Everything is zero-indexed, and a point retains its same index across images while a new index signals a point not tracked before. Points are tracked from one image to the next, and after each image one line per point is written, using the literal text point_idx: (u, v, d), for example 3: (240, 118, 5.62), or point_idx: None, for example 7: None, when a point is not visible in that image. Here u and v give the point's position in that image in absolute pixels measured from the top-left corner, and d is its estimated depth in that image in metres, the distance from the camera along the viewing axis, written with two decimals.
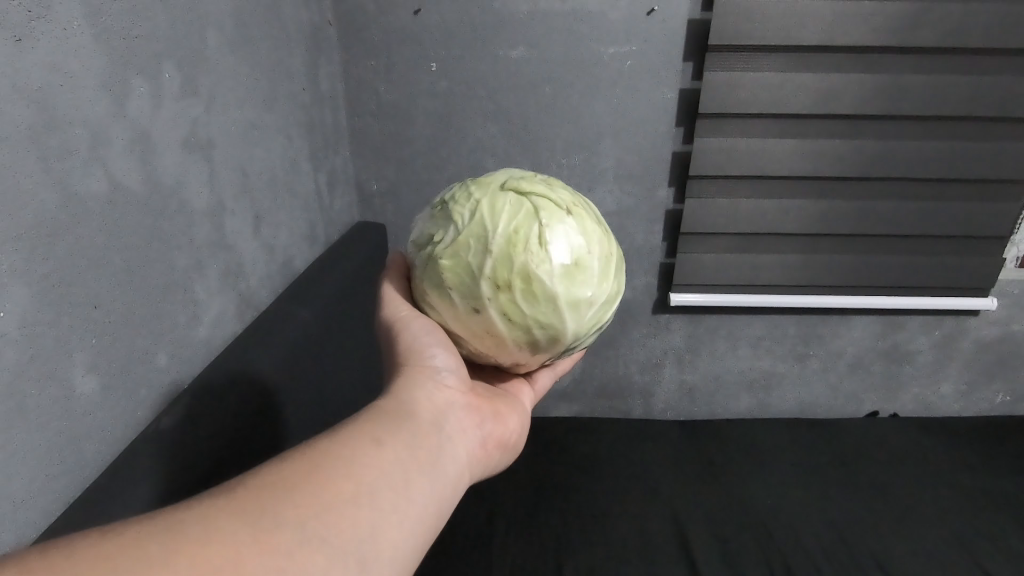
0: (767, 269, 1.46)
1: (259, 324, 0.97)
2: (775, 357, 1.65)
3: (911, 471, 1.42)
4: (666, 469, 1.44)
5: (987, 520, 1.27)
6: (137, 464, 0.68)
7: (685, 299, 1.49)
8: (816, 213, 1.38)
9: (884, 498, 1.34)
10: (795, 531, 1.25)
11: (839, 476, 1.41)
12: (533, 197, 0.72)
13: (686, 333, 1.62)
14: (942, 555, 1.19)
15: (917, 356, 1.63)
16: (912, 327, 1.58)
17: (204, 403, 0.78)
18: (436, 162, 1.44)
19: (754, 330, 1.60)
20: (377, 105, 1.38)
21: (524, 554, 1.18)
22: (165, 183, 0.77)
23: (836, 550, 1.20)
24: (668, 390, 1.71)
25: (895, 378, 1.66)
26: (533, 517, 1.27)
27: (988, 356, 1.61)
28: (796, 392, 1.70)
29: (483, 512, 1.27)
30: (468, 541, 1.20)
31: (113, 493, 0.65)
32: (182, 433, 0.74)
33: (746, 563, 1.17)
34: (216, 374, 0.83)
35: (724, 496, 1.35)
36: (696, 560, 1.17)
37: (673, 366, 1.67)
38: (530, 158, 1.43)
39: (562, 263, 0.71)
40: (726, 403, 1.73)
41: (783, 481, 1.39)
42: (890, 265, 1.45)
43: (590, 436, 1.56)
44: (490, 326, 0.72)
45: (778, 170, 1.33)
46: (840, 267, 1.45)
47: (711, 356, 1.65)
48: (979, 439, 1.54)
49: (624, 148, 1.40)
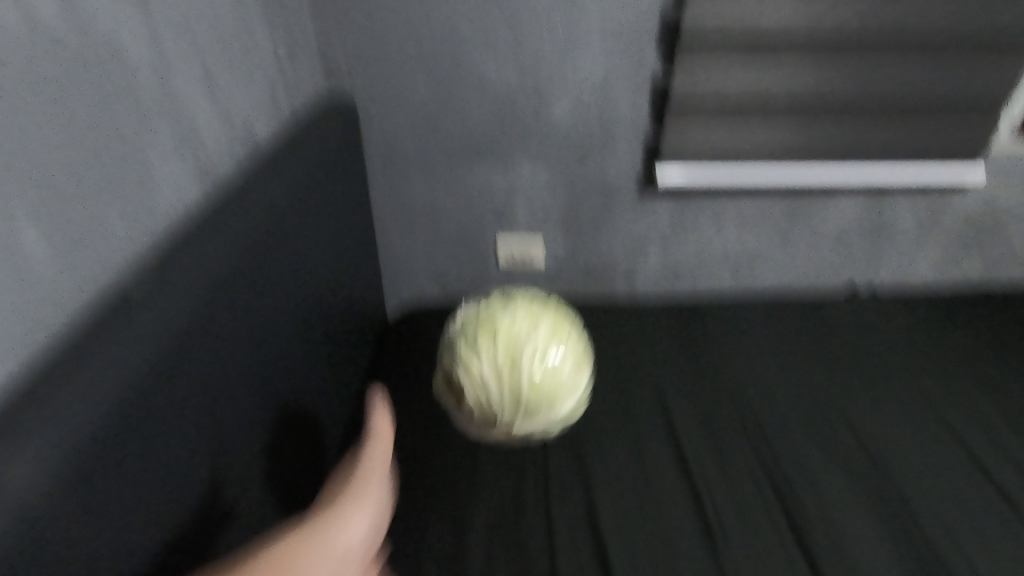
0: (767, 221, 1.46)
1: (257, 217, 0.89)
2: (763, 236, 1.59)
3: (931, 373, 1.33)
4: (652, 360, 1.38)
5: (981, 412, 1.25)
6: (116, 448, 0.61)
7: (694, 342, 1.43)
8: (812, 131, 1.40)
9: (900, 404, 1.26)
10: (822, 458, 1.15)
11: (820, 367, 1.35)
12: (569, 319, 1.07)
13: (671, 218, 1.55)
14: (931, 451, 1.16)
15: (898, 224, 1.57)
16: (896, 195, 1.52)
17: (161, 287, 0.73)
18: (447, 102, 1.42)
19: (743, 209, 1.54)
20: (390, 106, 1.41)
21: (500, 475, 1.11)
22: (98, 32, 0.72)
23: (836, 459, 1.15)
24: (648, 276, 1.65)
25: (921, 232, 1.59)
26: (507, 426, 1.20)
27: (969, 229, 1.59)
28: (776, 275, 1.65)
29: (447, 410, 1.23)
30: (445, 451, 1.16)
31: (104, 365, 0.63)
32: (165, 314, 0.70)
33: (736, 477, 1.11)
34: (209, 250, 0.80)
35: (718, 400, 1.27)
36: (687, 464, 1.13)
37: (658, 258, 1.62)
38: (545, 108, 1.42)
39: (573, 362, 1.01)
40: (706, 288, 1.67)
41: (767, 375, 1.33)
42: (885, 177, 1.47)
43: (582, 328, 1.47)
44: (518, 386, 0.96)
45: (763, 109, 1.36)
46: (843, 299, 1.44)
47: (696, 244, 1.60)
48: (969, 313, 1.51)
49: (641, 94, 1.40)
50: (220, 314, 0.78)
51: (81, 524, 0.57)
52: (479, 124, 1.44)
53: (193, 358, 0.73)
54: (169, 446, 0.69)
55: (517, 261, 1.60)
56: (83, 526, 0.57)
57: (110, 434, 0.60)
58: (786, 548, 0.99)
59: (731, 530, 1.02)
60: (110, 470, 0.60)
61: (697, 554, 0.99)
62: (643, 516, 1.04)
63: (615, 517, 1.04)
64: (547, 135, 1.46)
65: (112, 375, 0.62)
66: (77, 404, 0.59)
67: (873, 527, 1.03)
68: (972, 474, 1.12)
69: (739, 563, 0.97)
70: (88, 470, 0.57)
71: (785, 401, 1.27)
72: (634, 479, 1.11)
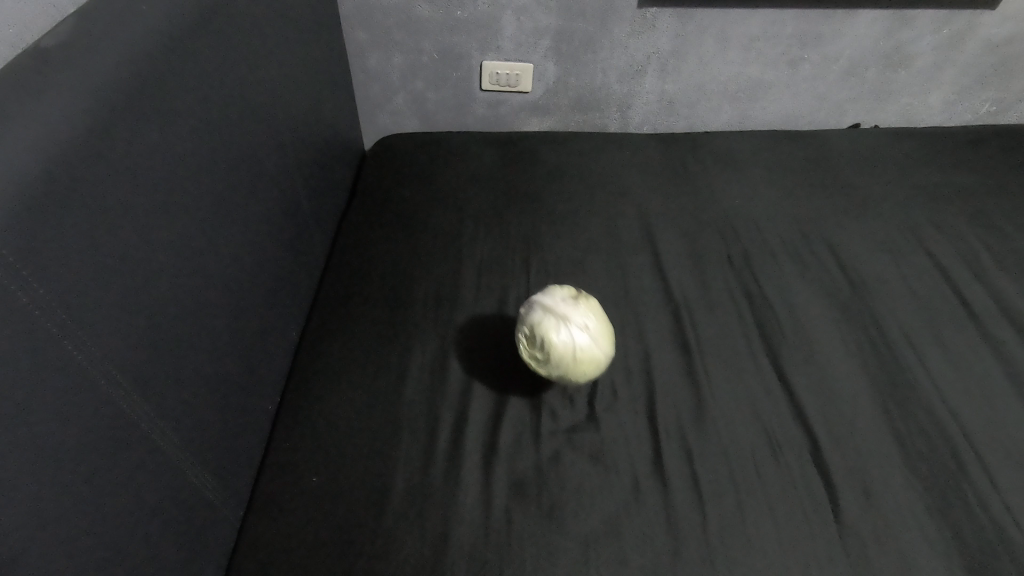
0: (830, 149, 1.27)
1: (279, 174, 0.87)
2: (818, 77, 1.36)
3: (994, 180, 1.18)
4: (671, 216, 1.08)
5: (1001, 233, 1.06)
6: (165, 273, 0.59)
7: (751, 178, 1.19)
8: (873, 36, 1.29)
9: (944, 237, 1.05)
10: (899, 269, 0.99)
11: (811, 165, 1.23)
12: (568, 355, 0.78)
13: (674, 36, 1.27)
14: (943, 302, 0.93)
15: (952, 54, 1.34)
16: (963, 54, 1.34)
17: (132, 208, 0.55)
18: (429, 27, 1.23)
19: (787, 51, 1.30)
20: (399, 33, 1.24)
21: (490, 295, 0.92)
22: None
23: (849, 302, 0.93)
24: (646, 103, 1.38)
25: (1003, 62, 1.36)
26: (509, 239, 1.02)
27: (993, 67, 1.37)
28: (815, 95, 1.39)
29: (450, 217, 1.06)
30: (434, 242, 1.01)
31: (149, 159, 0.57)
32: (194, 109, 0.65)
33: (795, 342, 0.87)
34: (229, 70, 0.73)
35: (784, 275, 0.98)
36: (799, 403, 0.80)
37: (665, 69, 1.32)
38: (525, 29, 1.24)
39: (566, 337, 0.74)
40: (747, 114, 1.43)
41: (802, 224, 1.08)
42: (965, 20, 1.29)
43: (526, 151, 1.24)
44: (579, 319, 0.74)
45: (819, 23, 1.26)
46: (915, 149, 1.27)
47: (700, 56, 1.30)
48: (995, 135, 1.31)
49: (655, 20, 1.24)
50: (239, 269, 0.75)
51: (138, 449, 0.55)
52: (463, 43, 1.26)
53: (223, 245, 0.70)
54: (224, 380, 0.71)
55: (502, 86, 1.33)
56: (139, 465, 0.55)
57: (167, 251, 0.59)
58: (912, 420, 0.78)
59: (816, 378, 0.83)
60: (158, 403, 0.58)
61: (782, 377, 0.83)
62: (724, 364, 0.84)
63: (692, 324, 0.89)
64: (548, 44, 1.26)
65: (108, 331, 0.51)
66: (114, 180, 0.53)
67: (994, 346, 0.87)
68: (1001, 335, 0.89)
69: (849, 410, 0.79)
70: (134, 254, 0.54)
71: (852, 227, 1.07)
72: (691, 306, 0.92)
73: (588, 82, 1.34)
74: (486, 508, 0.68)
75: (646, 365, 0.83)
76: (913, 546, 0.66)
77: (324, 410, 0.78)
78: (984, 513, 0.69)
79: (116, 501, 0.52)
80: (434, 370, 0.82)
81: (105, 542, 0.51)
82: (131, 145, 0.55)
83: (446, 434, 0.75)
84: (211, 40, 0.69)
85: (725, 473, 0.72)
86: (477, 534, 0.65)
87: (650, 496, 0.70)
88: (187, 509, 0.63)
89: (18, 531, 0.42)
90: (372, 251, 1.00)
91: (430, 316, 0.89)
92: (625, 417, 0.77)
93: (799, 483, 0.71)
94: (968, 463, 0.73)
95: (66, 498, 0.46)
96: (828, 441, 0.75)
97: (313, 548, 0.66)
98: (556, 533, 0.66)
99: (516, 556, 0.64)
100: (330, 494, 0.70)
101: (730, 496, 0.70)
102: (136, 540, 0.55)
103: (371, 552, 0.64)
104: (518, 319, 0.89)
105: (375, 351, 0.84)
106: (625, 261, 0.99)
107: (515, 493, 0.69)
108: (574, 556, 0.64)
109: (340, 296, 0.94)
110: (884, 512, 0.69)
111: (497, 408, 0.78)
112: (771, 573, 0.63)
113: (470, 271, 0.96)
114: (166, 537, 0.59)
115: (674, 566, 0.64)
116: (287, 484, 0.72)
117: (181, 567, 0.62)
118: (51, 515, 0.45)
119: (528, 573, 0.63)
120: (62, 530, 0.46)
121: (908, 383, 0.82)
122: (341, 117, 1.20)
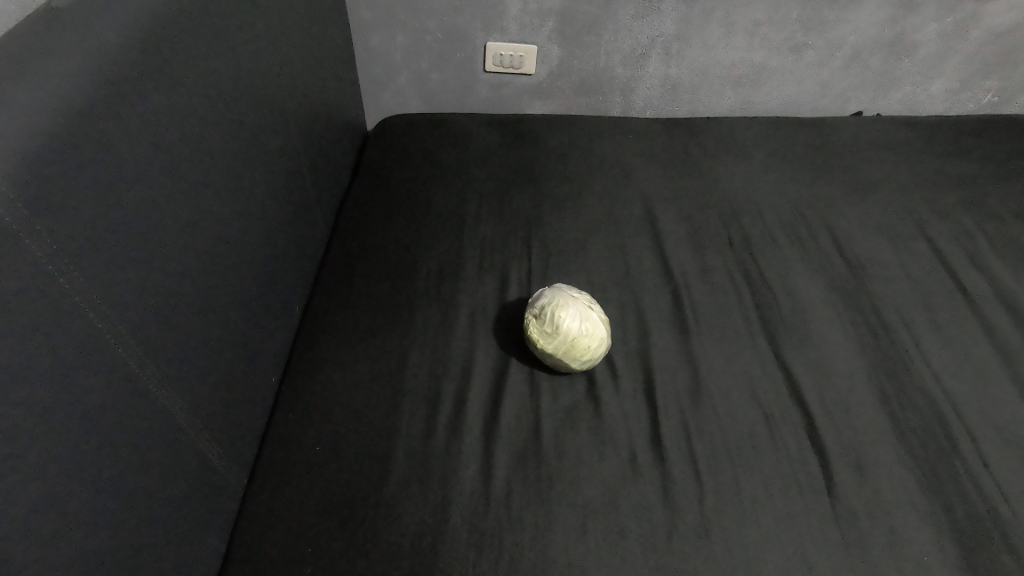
0: (833, 136, 1.27)
1: (284, 148, 0.87)
2: (821, 64, 1.36)
3: (994, 168, 1.19)
4: (672, 200, 1.08)
5: (1000, 219, 1.06)
6: (172, 242, 0.60)
7: (754, 163, 1.19)
8: (877, 23, 1.29)
9: (943, 223, 1.06)
10: (897, 253, 0.99)
11: (814, 150, 1.23)
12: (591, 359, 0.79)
13: (679, 21, 1.26)
14: (937, 286, 0.94)
15: (954, 44, 1.34)
16: (966, 44, 1.34)
17: (142, 176, 0.55)
18: (432, 6, 1.22)
19: (792, 36, 1.30)
20: (404, 12, 1.23)
21: (491, 274, 0.92)
22: None
23: (846, 285, 0.94)
24: (649, 87, 1.38)
25: (1006, 51, 1.36)
26: (511, 219, 1.02)
27: (996, 57, 1.37)
28: (818, 82, 1.39)
29: (453, 197, 1.06)
30: (437, 220, 1.01)
31: (153, 124, 0.57)
32: (200, 81, 0.65)
33: (793, 323, 0.88)
34: (234, 42, 0.72)
35: (783, 258, 0.98)
36: (797, 382, 0.80)
37: (667, 54, 1.32)
38: (529, 11, 1.24)
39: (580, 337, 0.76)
40: (749, 100, 1.43)
41: (801, 208, 1.08)
42: (968, 9, 1.29)
43: (529, 132, 1.23)
44: (593, 322, 0.77)
45: (823, 9, 1.26)
46: (917, 137, 1.27)
47: (704, 40, 1.30)
48: (996, 124, 1.31)
49: (660, 4, 1.23)
50: (244, 243, 0.75)
51: (145, 412, 0.56)
52: (467, 23, 1.25)
53: (227, 215, 0.70)
54: (228, 350, 0.71)
55: (505, 68, 1.33)
56: (142, 428, 0.55)
57: (172, 218, 0.60)
58: (907, 401, 0.78)
59: (814, 359, 0.83)
60: (162, 368, 0.58)
61: (780, 357, 0.83)
62: (723, 344, 0.84)
63: (693, 305, 0.90)
64: (552, 26, 1.26)
65: (115, 296, 0.52)
66: (118, 143, 0.53)
67: (990, 330, 0.88)
68: (996, 319, 0.89)
69: (846, 391, 0.79)
70: (138, 217, 0.55)
71: (852, 212, 1.07)
72: (690, 287, 0.92)
73: (591, 65, 1.33)
74: (486, 480, 0.68)
75: (645, 344, 0.84)
76: (904, 522, 0.67)
77: (326, 384, 0.79)
78: (975, 491, 0.70)
79: (119, 462, 0.52)
80: (435, 345, 0.82)
81: (114, 500, 0.52)
82: (135, 109, 0.55)
83: (447, 408, 0.75)
84: (217, 9, 0.69)
85: (723, 449, 0.72)
86: (477, 504, 0.66)
87: (648, 470, 0.70)
88: (192, 475, 0.64)
89: (21, 482, 0.43)
90: (375, 228, 1.00)
91: (432, 293, 0.89)
92: (624, 395, 0.78)
93: (795, 458, 0.72)
94: (961, 444, 0.74)
95: (69, 453, 0.47)
96: (824, 419, 0.76)
97: (318, 517, 0.66)
98: (555, 505, 0.66)
99: (515, 525, 0.65)
100: (332, 464, 0.71)
101: (726, 470, 0.71)
102: (140, 502, 0.55)
103: (374, 522, 0.65)
104: (519, 297, 0.89)
105: (377, 328, 0.85)
106: (625, 242, 0.99)
107: (515, 465, 0.70)
108: (572, 527, 0.65)
109: (343, 273, 0.94)
110: (877, 488, 0.70)
111: (497, 384, 0.78)
112: (765, 545, 0.64)
113: (472, 250, 0.96)
114: (169, 500, 0.60)
115: (671, 536, 0.65)
116: (291, 456, 0.72)
117: (184, 530, 0.62)
118: (53, 468, 0.45)
119: (526, 543, 0.63)
120: (67, 484, 0.47)
121: (904, 365, 0.82)
122: (343, 95, 1.19)
